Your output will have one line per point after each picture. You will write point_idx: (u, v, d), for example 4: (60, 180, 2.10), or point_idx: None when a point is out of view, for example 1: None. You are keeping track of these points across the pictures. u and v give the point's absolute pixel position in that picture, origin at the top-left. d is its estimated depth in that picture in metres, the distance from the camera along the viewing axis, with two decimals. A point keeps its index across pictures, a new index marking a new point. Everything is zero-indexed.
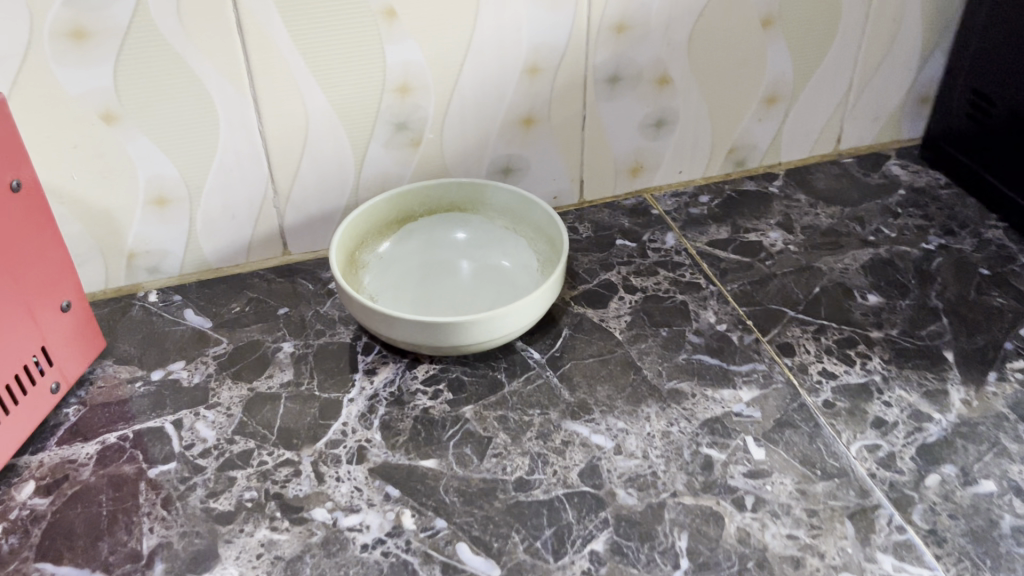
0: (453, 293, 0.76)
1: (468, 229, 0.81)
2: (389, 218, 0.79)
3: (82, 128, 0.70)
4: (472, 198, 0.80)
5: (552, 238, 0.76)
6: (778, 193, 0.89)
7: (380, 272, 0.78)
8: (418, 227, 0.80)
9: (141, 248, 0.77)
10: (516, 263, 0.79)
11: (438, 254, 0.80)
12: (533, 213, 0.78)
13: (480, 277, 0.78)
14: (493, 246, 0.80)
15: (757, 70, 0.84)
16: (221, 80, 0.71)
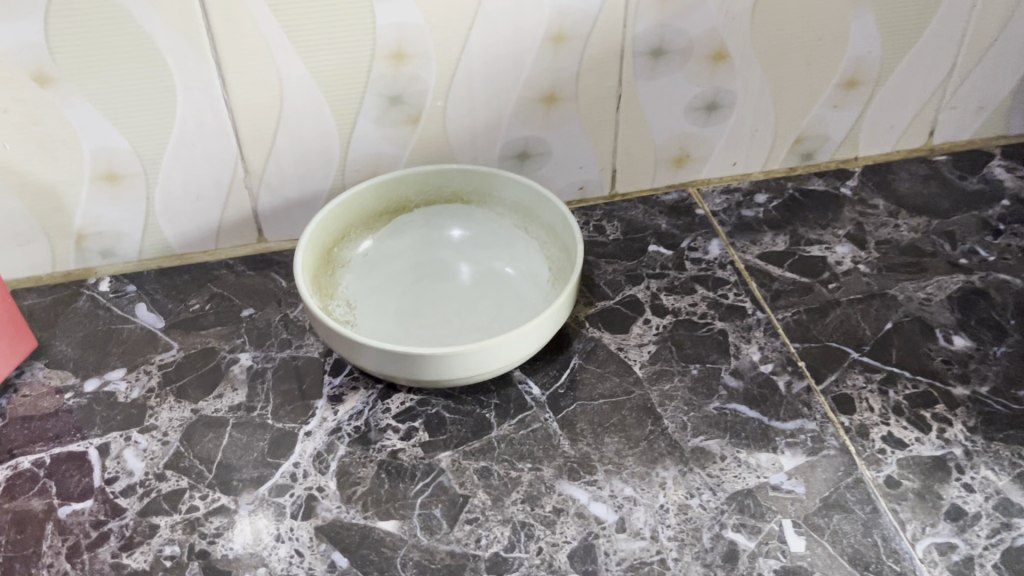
0: (446, 302, 0.65)
1: (472, 226, 0.69)
2: (378, 208, 0.67)
3: (11, 90, 0.59)
4: (478, 188, 0.67)
5: (566, 244, 0.63)
6: (850, 196, 0.74)
7: (364, 271, 0.66)
8: (413, 221, 0.68)
9: (91, 229, 0.67)
10: (524, 269, 0.66)
11: (435, 253, 0.68)
12: (547, 212, 0.65)
13: (481, 285, 0.66)
14: (499, 248, 0.68)
15: (836, 47, 0.69)
16: (176, 41, 0.59)
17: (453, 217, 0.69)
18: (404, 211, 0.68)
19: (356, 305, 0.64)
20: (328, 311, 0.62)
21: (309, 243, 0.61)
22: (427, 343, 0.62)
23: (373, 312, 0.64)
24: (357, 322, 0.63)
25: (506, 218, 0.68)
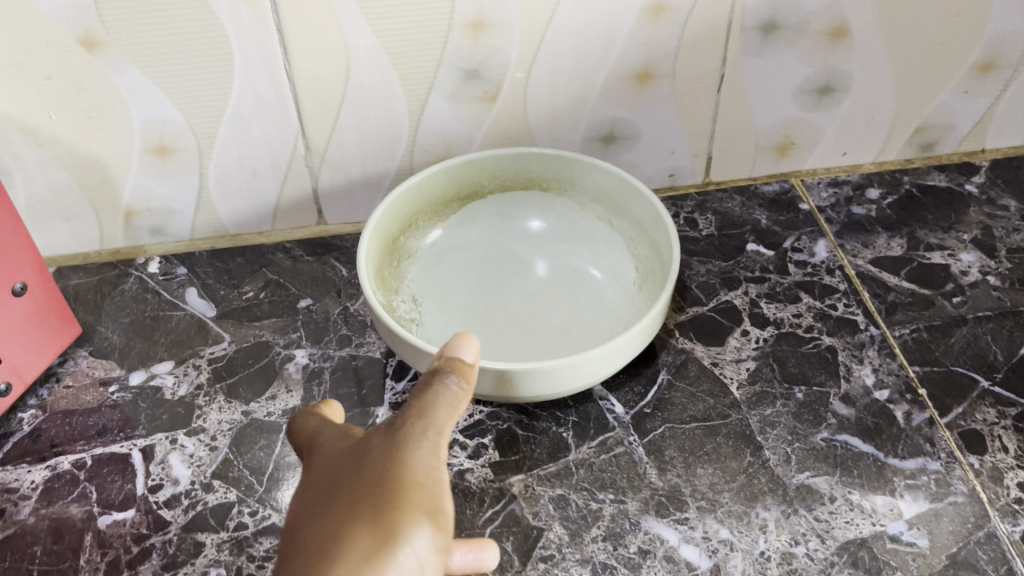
0: (520, 301, 0.59)
1: (550, 216, 0.62)
2: (449, 193, 0.61)
3: (56, 55, 0.54)
4: (559, 175, 0.61)
5: (657, 244, 0.57)
6: (975, 195, 0.66)
7: (431, 263, 0.60)
8: (484, 208, 0.62)
9: (141, 205, 0.62)
10: (607, 268, 0.60)
11: (508, 246, 0.62)
12: (636, 206, 0.58)
13: (558, 283, 0.60)
14: (578, 242, 0.62)
15: (973, 26, 0.61)
16: (234, 5, 0.53)
17: (529, 204, 0.62)
18: (475, 197, 0.62)
19: (422, 301, 0.58)
20: (392, 308, 0.57)
21: (374, 233, 0.55)
22: (500, 348, 0.56)
23: (440, 309, 0.58)
24: (423, 321, 0.57)
25: (588, 209, 0.61)
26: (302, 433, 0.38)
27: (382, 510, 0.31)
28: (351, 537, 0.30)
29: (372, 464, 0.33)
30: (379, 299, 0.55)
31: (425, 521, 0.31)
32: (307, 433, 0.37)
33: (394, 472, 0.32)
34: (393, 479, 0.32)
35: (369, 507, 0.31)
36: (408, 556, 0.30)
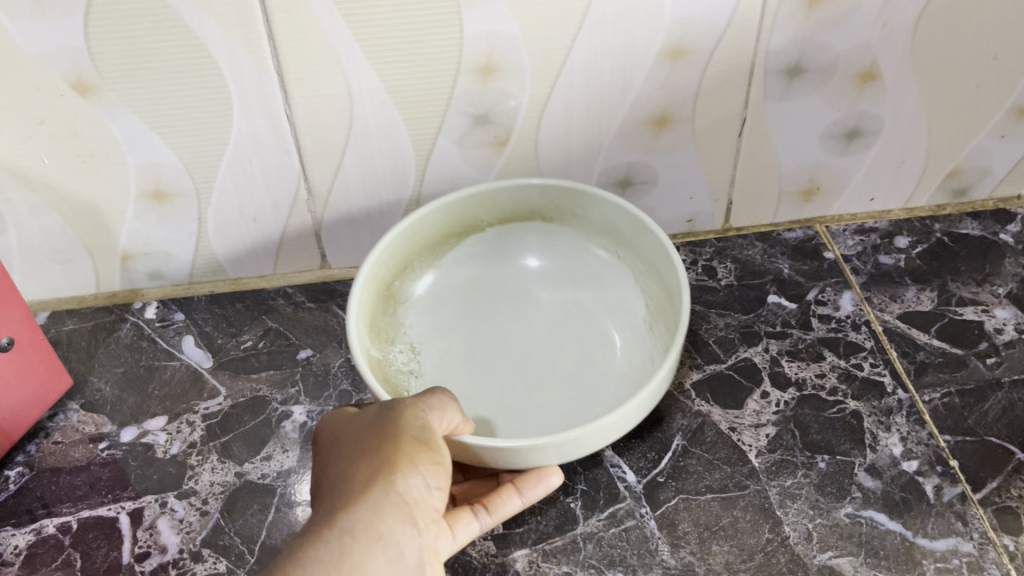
0: (524, 343, 0.57)
1: (555, 251, 0.60)
2: (446, 229, 0.58)
3: (48, 100, 0.52)
4: (561, 204, 0.58)
5: (668, 285, 0.54)
6: (1011, 244, 0.63)
7: (431, 302, 0.58)
8: (484, 240, 0.60)
9: (137, 249, 0.60)
10: (614, 302, 0.58)
11: (511, 276, 0.60)
12: (642, 240, 0.55)
13: (564, 321, 0.58)
14: (584, 272, 0.59)
15: (1011, 70, 0.57)
16: (233, 48, 0.51)
17: (531, 235, 0.60)
18: (474, 229, 0.59)
19: (421, 346, 0.56)
20: (389, 359, 0.55)
21: (366, 284, 0.53)
22: (502, 399, 0.54)
23: (440, 354, 0.56)
24: (422, 369, 0.55)
25: (593, 237, 0.59)
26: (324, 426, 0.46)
27: (388, 441, 0.40)
28: (367, 462, 0.39)
29: (382, 412, 0.42)
30: (372, 352, 0.53)
31: (424, 454, 0.40)
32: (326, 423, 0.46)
33: (396, 415, 0.41)
34: (394, 419, 0.41)
35: (378, 442, 0.40)
36: (413, 472, 0.39)
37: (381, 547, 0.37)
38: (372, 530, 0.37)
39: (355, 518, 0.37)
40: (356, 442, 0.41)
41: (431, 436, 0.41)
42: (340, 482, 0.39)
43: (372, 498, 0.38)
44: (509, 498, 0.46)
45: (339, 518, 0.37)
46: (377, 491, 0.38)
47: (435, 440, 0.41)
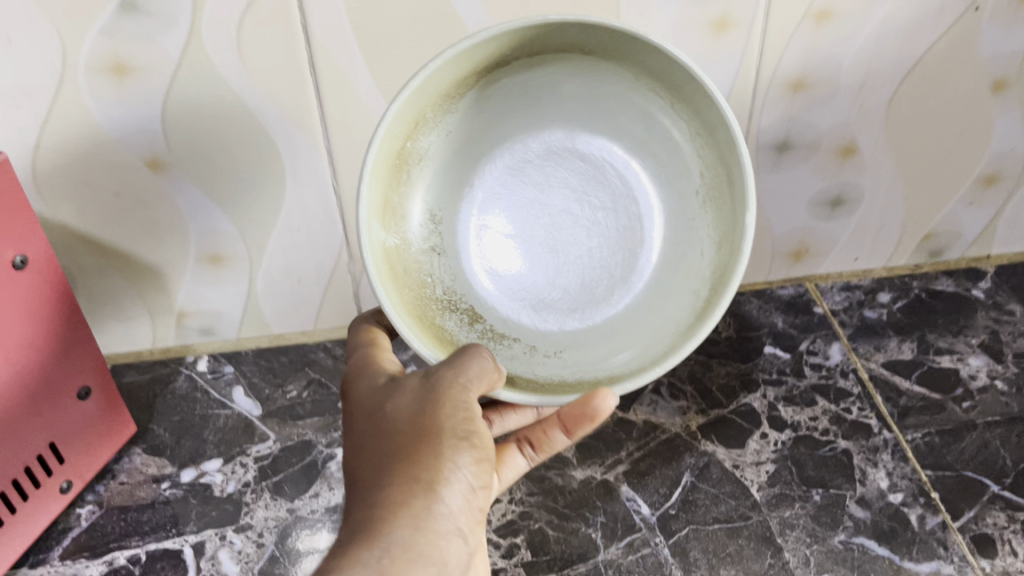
0: (558, 209, 0.51)
1: (595, 86, 0.48)
2: (462, 72, 0.46)
3: (124, 176, 0.59)
4: (607, 42, 0.45)
5: (732, 171, 0.46)
6: (983, 300, 0.70)
7: (454, 149, 0.50)
8: (510, 85, 0.48)
9: (192, 308, 0.66)
10: (665, 156, 0.50)
11: (542, 118, 0.50)
12: (710, 112, 0.45)
13: (606, 171, 0.51)
14: (625, 112, 0.49)
15: (975, 145, 0.65)
16: (291, 130, 0.58)
17: (568, 84, 0.48)
18: (495, 70, 0.47)
19: (440, 212, 0.51)
20: (407, 238, 0.50)
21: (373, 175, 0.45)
22: (529, 307, 0.51)
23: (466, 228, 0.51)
24: (445, 244, 0.51)
25: (641, 81, 0.47)
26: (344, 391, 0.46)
27: (427, 438, 0.39)
28: (405, 463, 0.39)
29: (417, 397, 0.41)
30: (389, 241, 0.48)
31: (464, 451, 0.40)
32: (346, 391, 0.46)
33: (434, 402, 0.40)
34: (431, 411, 0.40)
35: (418, 441, 0.39)
36: (455, 474, 0.39)
37: (423, 562, 0.37)
38: (412, 549, 0.37)
39: (396, 538, 0.37)
40: (392, 433, 0.41)
41: (469, 426, 0.40)
42: (377, 486, 0.39)
43: (414, 511, 0.38)
44: (556, 437, 0.51)
45: (380, 534, 0.37)
46: (417, 501, 0.38)
47: (474, 431, 0.40)
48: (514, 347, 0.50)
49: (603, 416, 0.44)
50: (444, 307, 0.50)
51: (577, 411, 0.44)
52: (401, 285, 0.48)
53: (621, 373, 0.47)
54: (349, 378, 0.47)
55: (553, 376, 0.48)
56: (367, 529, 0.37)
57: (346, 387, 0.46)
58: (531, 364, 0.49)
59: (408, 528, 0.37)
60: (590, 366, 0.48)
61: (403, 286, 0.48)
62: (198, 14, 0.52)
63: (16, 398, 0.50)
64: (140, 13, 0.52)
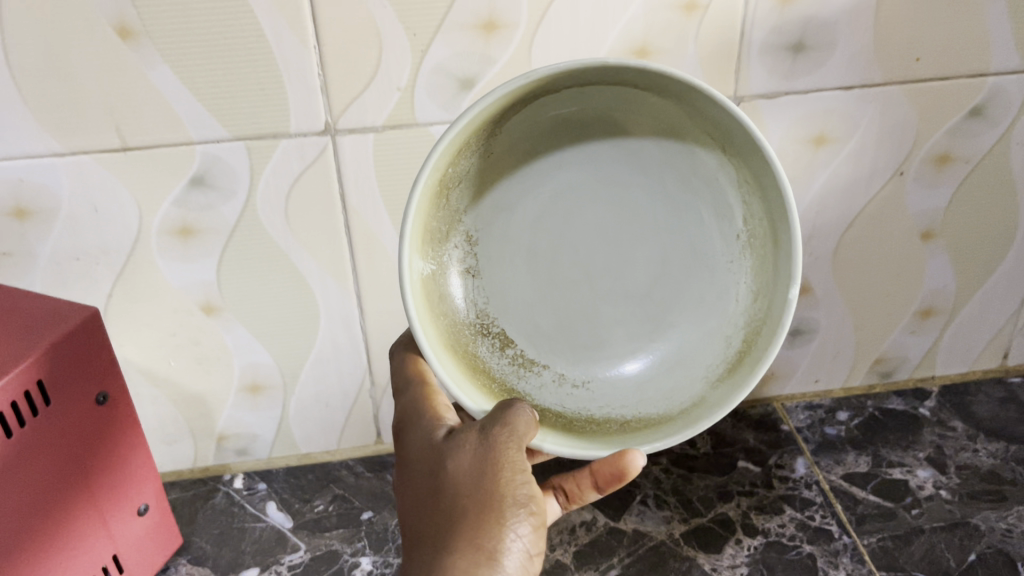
0: (597, 245, 0.58)
1: (644, 116, 0.54)
2: (520, 100, 0.52)
3: (182, 318, 0.68)
4: (663, 86, 0.51)
5: (778, 235, 0.52)
6: (929, 417, 0.79)
7: (500, 170, 0.56)
8: (563, 113, 0.55)
9: (231, 431, 0.75)
10: (705, 197, 0.56)
11: (586, 146, 0.56)
12: (764, 175, 0.51)
13: (642, 203, 0.57)
14: (667, 144, 0.55)
15: (912, 282, 0.75)
16: (326, 278, 0.68)
17: (616, 117, 0.55)
18: (544, 97, 0.53)
19: (476, 233, 0.57)
20: (443, 263, 0.57)
21: (417, 211, 0.51)
22: (562, 332, 0.59)
23: (502, 253, 0.58)
24: (480, 268, 0.58)
25: (693, 119, 0.53)
26: (408, 447, 0.54)
27: (488, 505, 0.46)
28: (470, 531, 0.46)
29: (479, 462, 0.48)
30: (426, 268, 0.55)
31: (522, 516, 0.47)
32: (410, 448, 0.53)
33: (492, 471, 0.47)
34: (493, 479, 0.47)
35: (481, 507, 0.46)
36: (512, 538, 0.46)
37: None
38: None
39: None
40: (453, 499, 0.47)
41: (524, 492, 0.47)
42: (443, 553, 0.45)
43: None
44: (589, 493, 0.58)
45: None
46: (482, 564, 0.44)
47: (528, 497, 0.47)
48: (543, 375, 0.59)
49: (635, 472, 0.51)
50: (477, 332, 0.58)
51: (609, 468, 0.52)
52: (435, 312, 0.55)
53: (654, 416, 0.56)
54: (411, 434, 0.54)
55: (581, 409, 0.58)
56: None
57: (409, 443, 0.54)
58: (559, 395, 0.58)
59: None
60: (620, 402, 0.58)
61: (437, 313, 0.56)
62: (254, 186, 0.63)
63: (85, 510, 0.58)
64: (206, 186, 0.63)
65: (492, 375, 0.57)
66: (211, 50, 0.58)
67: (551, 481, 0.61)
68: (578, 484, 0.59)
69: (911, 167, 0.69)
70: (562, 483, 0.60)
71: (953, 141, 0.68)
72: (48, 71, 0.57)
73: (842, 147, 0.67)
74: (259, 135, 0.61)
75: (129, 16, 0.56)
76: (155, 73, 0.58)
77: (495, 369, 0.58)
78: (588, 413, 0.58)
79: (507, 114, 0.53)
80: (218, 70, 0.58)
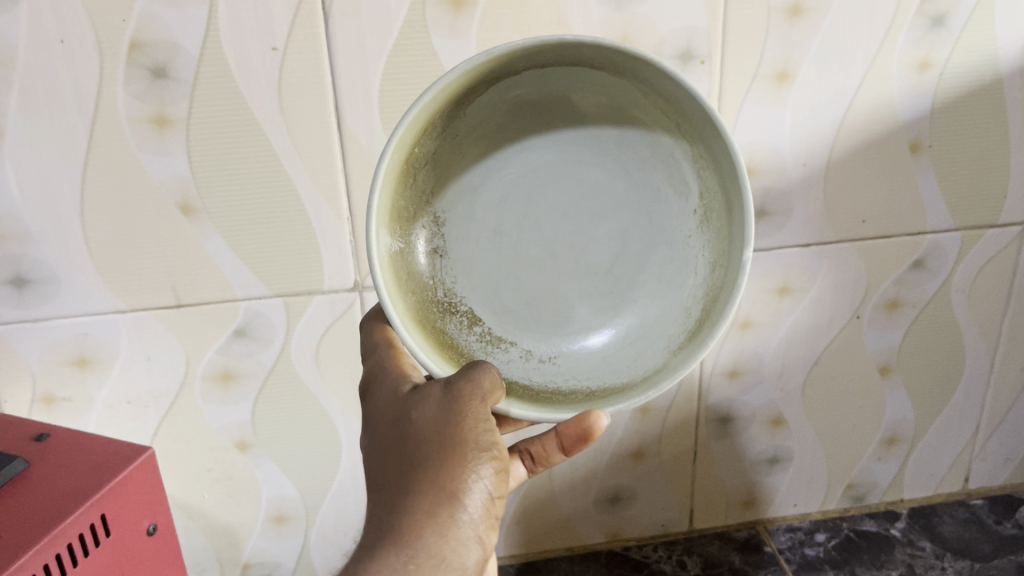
0: (561, 222, 0.60)
1: (601, 92, 0.57)
2: (483, 81, 0.55)
3: (218, 455, 0.75)
4: (618, 63, 0.53)
5: (731, 206, 0.55)
6: (900, 537, 0.86)
7: (466, 150, 0.59)
8: (525, 95, 0.58)
9: (255, 559, 0.81)
10: (663, 172, 0.59)
11: (547, 125, 0.59)
12: (715, 144, 0.53)
13: (602, 176, 0.60)
14: (623, 120, 0.58)
15: (876, 412, 0.84)
16: (349, 417, 0.76)
17: (573, 96, 0.58)
18: (507, 77, 0.55)
19: (444, 214, 0.60)
20: (411, 241, 0.59)
21: (385, 185, 0.53)
22: (529, 309, 0.61)
23: (468, 232, 0.60)
24: (447, 248, 0.60)
25: (646, 96, 0.56)
26: (374, 399, 0.54)
27: (450, 451, 0.46)
28: (433, 473, 0.46)
29: (443, 411, 0.48)
30: (394, 246, 0.56)
31: (485, 461, 0.47)
32: (377, 399, 0.54)
33: (457, 416, 0.47)
34: (456, 427, 0.47)
35: (443, 453, 0.46)
36: (474, 485, 0.46)
37: (445, 566, 0.44)
38: (437, 554, 0.43)
39: (424, 545, 0.43)
40: (417, 445, 0.48)
41: (488, 439, 0.47)
42: (407, 494, 0.45)
43: (440, 518, 0.44)
44: (556, 456, 0.62)
45: (409, 538, 0.43)
46: (442, 511, 0.44)
47: (493, 443, 0.47)
48: (510, 351, 0.60)
49: (598, 433, 0.53)
50: (445, 310, 0.60)
51: (575, 429, 0.53)
52: (405, 288, 0.57)
53: (617, 385, 0.58)
54: (376, 387, 0.55)
55: (547, 381, 0.60)
56: (398, 536, 0.44)
57: (376, 395, 0.54)
58: (528, 369, 0.60)
59: (434, 535, 0.44)
60: (584, 375, 0.60)
61: (408, 289, 0.57)
62: (289, 337, 0.71)
63: None
64: (248, 337, 0.71)
65: (460, 349, 0.59)
66: (257, 219, 0.67)
67: (518, 446, 0.65)
68: (545, 446, 0.62)
69: (866, 311, 0.78)
70: (529, 445, 0.63)
71: (900, 290, 0.78)
72: (118, 242, 0.66)
73: (803, 295, 0.77)
74: (297, 292, 0.70)
75: (192, 194, 0.65)
76: (209, 242, 0.67)
77: (463, 345, 0.59)
78: (555, 385, 0.59)
79: (472, 95, 0.56)
80: (263, 236, 0.67)
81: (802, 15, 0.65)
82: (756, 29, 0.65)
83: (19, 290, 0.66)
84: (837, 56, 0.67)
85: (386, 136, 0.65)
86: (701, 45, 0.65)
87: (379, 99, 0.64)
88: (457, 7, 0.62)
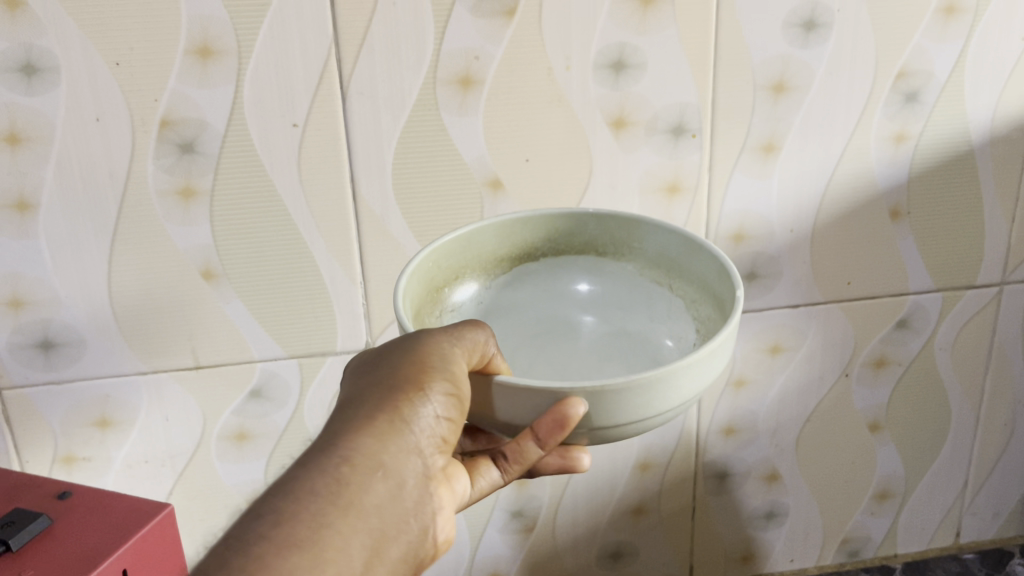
0: (567, 364, 0.62)
1: (601, 279, 0.65)
2: (503, 252, 0.64)
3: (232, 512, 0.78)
4: (616, 238, 0.64)
5: (721, 298, 0.57)
6: None
7: (486, 316, 0.64)
8: (539, 277, 0.65)
9: None
10: (663, 330, 0.63)
11: (557, 305, 0.66)
12: (698, 266, 0.60)
13: (610, 347, 0.63)
14: (628, 305, 0.65)
15: (867, 466, 0.87)
16: None
17: (578, 281, 0.66)
18: (526, 259, 0.65)
19: None
20: None
21: (413, 278, 0.57)
22: None
23: None
24: None
25: (643, 275, 0.64)
26: None
27: (406, 371, 0.45)
28: (384, 391, 0.45)
29: (407, 339, 0.48)
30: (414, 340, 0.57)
31: (441, 386, 0.45)
32: None
33: (421, 351, 0.46)
34: (417, 351, 0.46)
35: (399, 373, 0.45)
36: (423, 406, 0.45)
37: (380, 474, 0.42)
38: (372, 458, 0.42)
39: (358, 451, 0.42)
40: (374, 374, 0.46)
41: (450, 367, 0.46)
42: (354, 406, 0.44)
43: (380, 428, 0.43)
44: (531, 454, 0.51)
45: (344, 443, 0.42)
46: (382, 421, 0.43)
47: (453, 375, 0.46)
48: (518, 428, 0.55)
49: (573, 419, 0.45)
50: None
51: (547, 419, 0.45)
52: None
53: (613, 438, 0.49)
54: None
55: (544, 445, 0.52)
56: (338, 439, 0.42)
57: None
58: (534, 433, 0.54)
59: (370, 443, 0.42)
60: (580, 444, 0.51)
61: None
62: (302, 396, 0.75)
63: None
64: (263, 397, 0.74)
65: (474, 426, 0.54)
66: (274, 284, 0.70)
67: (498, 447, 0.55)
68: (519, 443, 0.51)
69: (855, 368, 0.82)
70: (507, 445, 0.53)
71: (886, 349, 0.81)
72: (143, 306, 0.69)
73: (794, 354, 0.80)
74: (311, 354, 0.73)
75: (213, 261, 0.69)
76: (229, 306, 0.70)
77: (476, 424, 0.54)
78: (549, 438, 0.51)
79: (496, 270, 0.64)
80: (278, 298, 0.71)
81: (785, 92, 0.70)
82: (744, 106, 0.70)
83: (46, 353, 0.70)
84: (820, 130, 0.72)
85: (398, 206, 0.69)
86: (693, 119, 0.70)
87: (392, 170, 0.68)
88: (466, 86, 0.66)
